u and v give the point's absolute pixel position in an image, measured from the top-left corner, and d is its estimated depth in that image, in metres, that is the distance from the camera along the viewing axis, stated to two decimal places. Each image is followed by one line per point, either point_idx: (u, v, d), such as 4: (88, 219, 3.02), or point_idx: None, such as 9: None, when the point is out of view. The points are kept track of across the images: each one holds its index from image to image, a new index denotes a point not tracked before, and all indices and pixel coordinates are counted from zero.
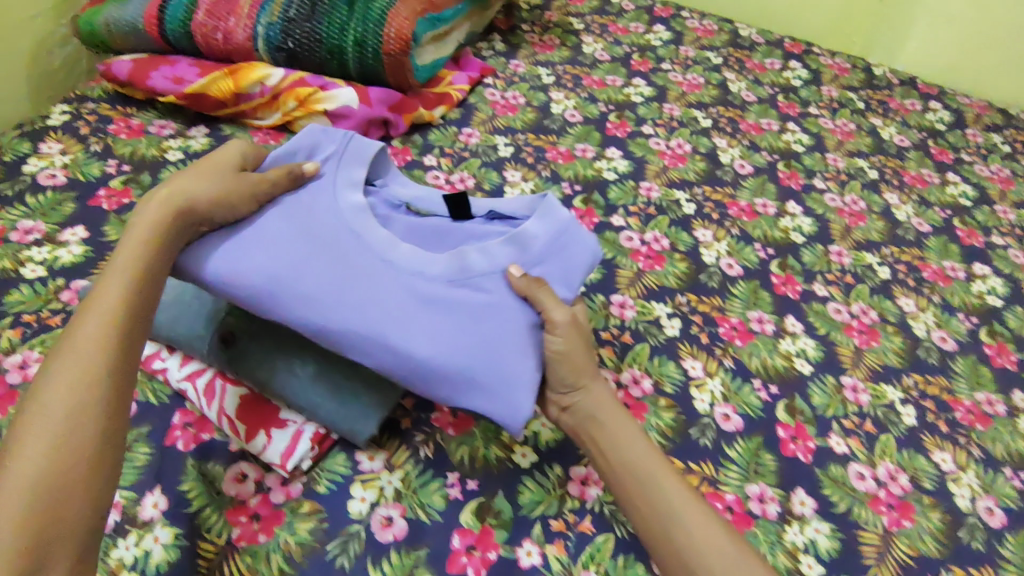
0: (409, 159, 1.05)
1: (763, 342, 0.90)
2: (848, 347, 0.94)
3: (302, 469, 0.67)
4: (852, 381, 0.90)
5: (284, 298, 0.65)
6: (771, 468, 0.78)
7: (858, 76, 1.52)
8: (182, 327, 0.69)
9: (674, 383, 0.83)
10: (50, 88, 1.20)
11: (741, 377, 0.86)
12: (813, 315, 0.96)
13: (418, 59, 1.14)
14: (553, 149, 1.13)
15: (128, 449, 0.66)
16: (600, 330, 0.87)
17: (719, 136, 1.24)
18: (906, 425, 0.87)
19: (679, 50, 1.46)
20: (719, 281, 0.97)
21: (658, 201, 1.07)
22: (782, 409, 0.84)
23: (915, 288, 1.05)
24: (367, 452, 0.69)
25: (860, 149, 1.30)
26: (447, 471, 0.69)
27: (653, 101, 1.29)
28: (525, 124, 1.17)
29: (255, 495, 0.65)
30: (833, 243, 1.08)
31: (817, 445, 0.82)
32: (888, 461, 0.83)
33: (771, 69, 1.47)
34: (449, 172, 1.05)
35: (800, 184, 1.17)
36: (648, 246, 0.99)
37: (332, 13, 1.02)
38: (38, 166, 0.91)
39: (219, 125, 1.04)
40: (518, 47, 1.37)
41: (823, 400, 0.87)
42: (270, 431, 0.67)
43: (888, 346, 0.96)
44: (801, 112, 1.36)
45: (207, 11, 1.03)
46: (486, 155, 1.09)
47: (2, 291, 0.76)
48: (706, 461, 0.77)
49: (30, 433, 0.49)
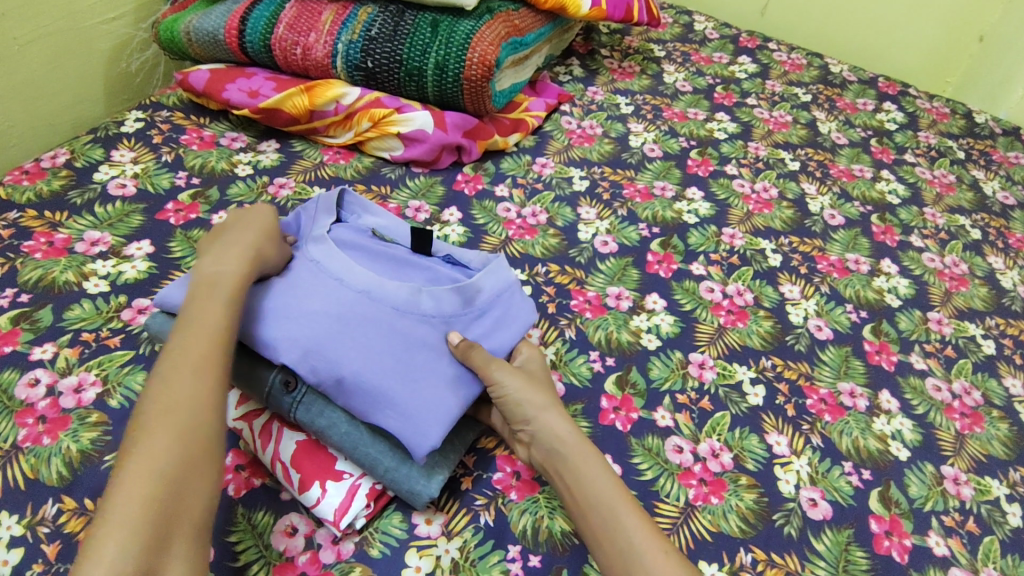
0: (480, 188, 1.01)
1: (855, 419, 0.82)
2: (949, 431, 0.84)
3: (355, 527, 0.62)
4: (954, 470, 0.80)
5: None
6: (863, 566, 0.69)
7: (958, 123, 1.42)
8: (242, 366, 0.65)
9: (756, 459, 0.75)
10: (126, 91, 1.20)
11: (830, 459, 0.78)
12: (911, 390, 0.87)
13: (498, 83, 1.10)
14: (630, 185, 1.07)
15: None
16: (677, 392, 0.80)
17: (808, 181, 1.16)
18: (1014, 528, 0.76)
19: (766, 84, 1.39)
20: (806, 344, 0.89)
21: (741, 249, 1.01)
22: (875, 498, 0.75)
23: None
24: (424, 515, 0.64)
25: (961, 204, 1.20)
26: (509, 543, 0.63)
27: (737, 139, 1.22)
28: (601, 156, 1.12)
29: (304, 552, 0.60)
30: (932, 309, 0.99)
31: (914, 543, 0.72)
32: (992, 568, 0.72)
33: (863, 110, 1.38)
34: (521, 204, 1.00)
35: (895, 240, 1.09)
36: (730, 300, 0.93)
37: (415, 35, 1.00)
38: (109, 174, 0.90)
39: (290, 141, 1.02)
40: (597, 73, 1.32)
41: (921, 491, 0.77)
42: (325, 482, 0.62)
43: (993, 433, 0.85)
44: (896, 158, 1.27)
45: (289, 26, 1.01)
46: (560, 187, 1.04)
47: (64, 305, 0.74)
48: (790, 554, 0.68)
49: (151, 425, 0.53)
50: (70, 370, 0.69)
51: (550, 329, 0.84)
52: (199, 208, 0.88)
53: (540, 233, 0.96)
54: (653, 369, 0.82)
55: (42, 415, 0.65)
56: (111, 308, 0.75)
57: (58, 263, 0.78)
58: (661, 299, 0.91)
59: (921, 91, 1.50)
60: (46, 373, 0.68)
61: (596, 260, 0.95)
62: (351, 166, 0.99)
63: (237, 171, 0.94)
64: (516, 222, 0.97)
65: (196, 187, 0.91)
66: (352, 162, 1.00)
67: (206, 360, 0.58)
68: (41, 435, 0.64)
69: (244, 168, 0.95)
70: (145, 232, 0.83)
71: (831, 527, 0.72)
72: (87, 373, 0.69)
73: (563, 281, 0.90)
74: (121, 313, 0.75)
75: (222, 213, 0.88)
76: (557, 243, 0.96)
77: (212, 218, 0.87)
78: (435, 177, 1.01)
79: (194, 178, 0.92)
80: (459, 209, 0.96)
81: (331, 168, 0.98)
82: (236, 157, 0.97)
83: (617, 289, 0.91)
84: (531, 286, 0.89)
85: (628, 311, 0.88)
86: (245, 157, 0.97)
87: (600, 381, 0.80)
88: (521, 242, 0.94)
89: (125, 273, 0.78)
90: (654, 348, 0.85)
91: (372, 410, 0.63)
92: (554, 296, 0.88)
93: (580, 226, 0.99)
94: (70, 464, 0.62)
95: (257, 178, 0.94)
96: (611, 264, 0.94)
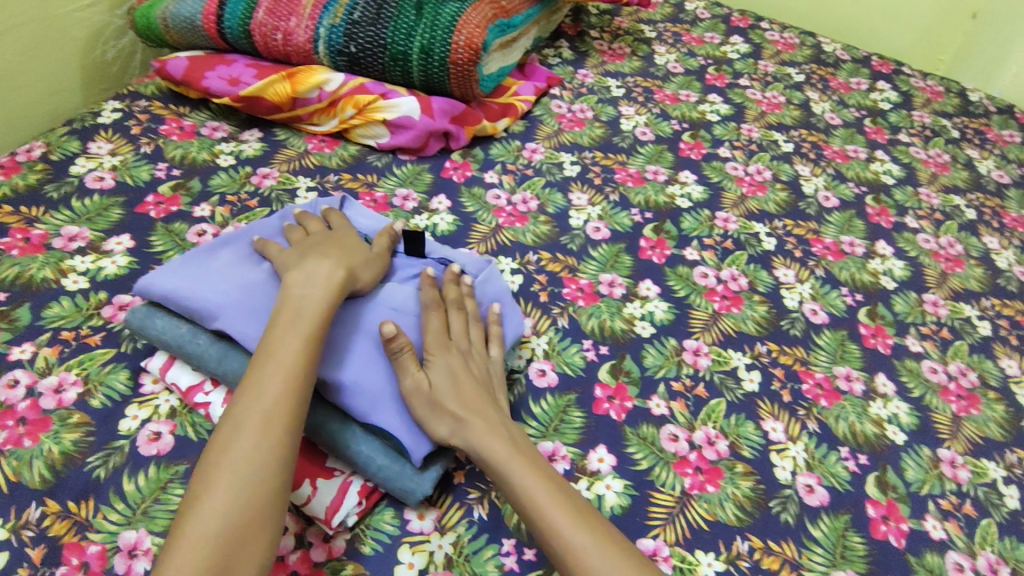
0: (469, 175, 0.99)
1: (852, 403, 0.81)
2: (946, 414, 0.83)
3: (346, 525, 0.60)
4: (950, 453, 0.79)
5: (225, 317, 0.64)
6: (860, 553, 0.69)
7: (953, 101, 1.40)
8: (229, 364, 0.63)
9: (753, 446, 0.75)
10: (103, 81, 1.17)
11: (827, 444, 0.77)
12: (907, 373, 0.86)
13: (486, 67, 1.07)
14: (623, 170, 1.06)
15: (163, 491, 0.60)
16: (671, 380, 0.79)
17: (802, 163, 1.15)
18: (1011, 510, 0.76)
19: (758, 65, 1.37)
20: (802, 329, 0.88)
21: (735, 233, 0.99)
22: (871, 483, 0.75)
23: (1019, 347, 0.94)
24: (416, 511, 0.63)
25: (956, 183, 1.19)
26: (503, 537, 0.62)
27: (730, 121, 1.20)
28: (592, 140, 1.10)
29: (294, 552, 0.59)
30: (927, 291, 0.98)
31: (911, 528, 0.72)
32: (990, 551, 0.71)
33: (857, 89, 1.36)
34: (511, 191, 0.98)
35: (889, 222, 1.07)
36: (724, 285, 0.91)
37: (399, 18, 0.97)
38: (86, 167, 0.88)
39: (273, 129, 0.99)
40: (586, 55, 1.30)
41: (918, 475, 0.77)
42: (315, 481, 0.61)
43: (990, 415, 0.85)
44: (890, 138, 1.25)
45: (268, 10, 0.98)
46: (551, 173, 1.02)
47: (42, 303, 0.72)
48: (788, 541, 0.68)
49: (223, 465, 0.52)
50: (50, 371, 0.67)
51: (542, 319, 0.83)
52: (180, 201, 0.86)
53: (531, 220, 0.95)
54: (648, 357, 0.81)
55: (21, 417, 0.63)
56: (91, 305, 0.73)
57: (34, 260, 0.76)
58: (655, 286, 0.89)
59: (915, 69, 1.48)
60: (25, 374, 0.66)
61: (588, 247, 0.93)
62: (337, 155, 0.97)
63: (218, 161, 0.92)
64: (507, 209, 0.95)
65: (177, 179, 0.88)
66: (337, 151, 0.98)
67: (283, 398, 0.56)
68: (21, 438, 0.62)
69: (226, 158, 0.93)
70: (125, 227, 0.81)
71: (829, 513, 0.71)
72: (67, 374, 0.67)
73: (554, 268, 0.89)
74: (101, 310, 0.73)
75: (203, 205, 0.86)
76: (549, 230, 0.94)
77: (193, 211, 0.85)
78: (423, 164, 0.99)
79: (174, 170, 0.90)
80: (448, 197, 0.94)
81: (315, 157, 0.96)
82: (217, 147, 0.94)
83: (610, 276, 0.90)
84: (522, 275, 0.87)
85: (621, 298, 0.87)
86: (226, 147, 0.95)
87: (594, 370, 0.78)
88: (512, 230, 0.92)
89: (105, 269, 0.76)
90: (648, 336, 0.83)
91: (370, 411, 0.62)
92: (546, 284, 0.87)
93: (571, 212, 0.97)
94: (51, 467, 0.61)
95: (239, 168, 0.92)
96: (603, 250, 0.93)
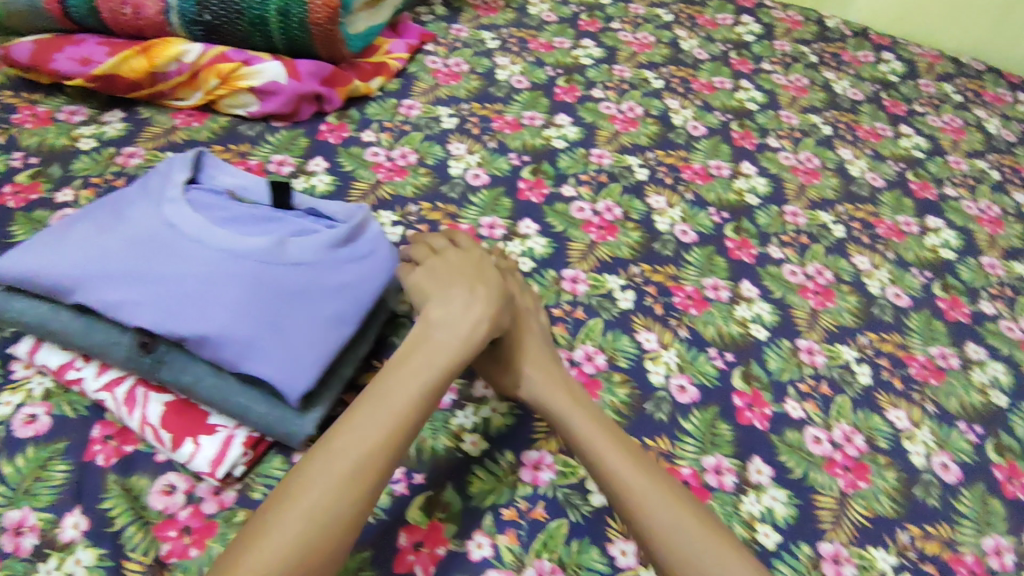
0: (346, 136, 0.99)
1: (718, 309, 0.88)
2: (804, 309, 0.92)
3: (235, 475, 0.63)
4: (807, 343, 0.88)
5: (85, 291, 0.63)
6: (727, 437, 0.76)
7: (811, 29, 1.49)
8: (97, 337, 0.64)
9: (628, 357, 0.80)
10: None
11: (696, 348, 0.83)
12: (768, 278, 0.94)
13: (351, 27, 1.07)
14: (499, 118, 1.08)
15: (44, 468, 0.61)
16: (552, 306, 0.84)
17: (671, 96, 1.21)
18: (862, 385, 0.85)
19: (629, 8, 1.42)
20: (673, 248, 0.94)
21: (610, 168, 1.04)
22: (736, 377, 0.82)
23: (870, 244, 1.03)
24: (305, 453, 0.65)
25: (815, 104, 1.28)
26: (392, 466, 0.66)
27: (603, 63, 1.25)
28: (469, 92, 1.12)
29: (184, 507, 0.60)
30: (787, 203, 1.06)
31: (773, 411, 0.79)
32: (843, 422, 0.80)
33: (723, 25, 1.43)
34: (389, 147, 0.99)
35: (752, 144, 1.15)
36: (600, 216, 0.96)
37: None
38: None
39: (136, 108, 0.97)
40: (460, 11, 1.31)
41: (779, 364, 0.84)
42: (198, 438, 0.62)
43: (844, 305, 0.94)
44: (754, 68, 1.33)
45: None
46: (429, 127, 1.04)
47: None
48: (661, 436, 0.74)
49: (314, 485, 0.53)
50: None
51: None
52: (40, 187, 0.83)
53: (410, 174, 0.96)
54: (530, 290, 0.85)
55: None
56: None
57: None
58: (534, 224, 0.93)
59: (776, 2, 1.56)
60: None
61: (467, 194, 0.96)
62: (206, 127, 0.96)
63: (79, 145, 0.90)
64: (385, 164, 0.96)
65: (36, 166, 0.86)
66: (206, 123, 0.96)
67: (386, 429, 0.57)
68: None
69: (87, 142, 0.90)
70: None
71: (700, 407, 0.78)
72: None
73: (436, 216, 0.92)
74: None
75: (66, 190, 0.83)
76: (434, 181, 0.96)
77: (56, 197, 0.82)
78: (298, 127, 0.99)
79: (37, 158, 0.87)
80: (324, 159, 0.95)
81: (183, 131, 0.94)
82: (76, 131, 0.92)
83: (490, 218, 0.93)
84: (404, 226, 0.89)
85: (501, 238, 0.91)
86: (86, 130, 0.92)
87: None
88: (392, 184, 0.94)
89: None
90: (529, 271, 0.87)
91: (242, 359, 0.61)
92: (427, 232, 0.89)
93: (450, 163, 1.00)
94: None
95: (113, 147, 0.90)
96: (483, 196, 0.96)
